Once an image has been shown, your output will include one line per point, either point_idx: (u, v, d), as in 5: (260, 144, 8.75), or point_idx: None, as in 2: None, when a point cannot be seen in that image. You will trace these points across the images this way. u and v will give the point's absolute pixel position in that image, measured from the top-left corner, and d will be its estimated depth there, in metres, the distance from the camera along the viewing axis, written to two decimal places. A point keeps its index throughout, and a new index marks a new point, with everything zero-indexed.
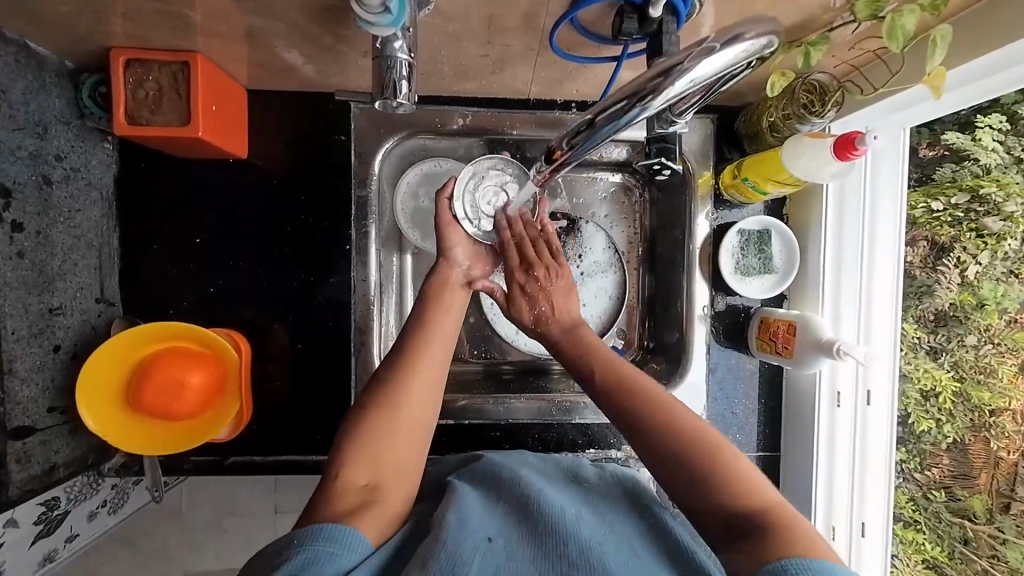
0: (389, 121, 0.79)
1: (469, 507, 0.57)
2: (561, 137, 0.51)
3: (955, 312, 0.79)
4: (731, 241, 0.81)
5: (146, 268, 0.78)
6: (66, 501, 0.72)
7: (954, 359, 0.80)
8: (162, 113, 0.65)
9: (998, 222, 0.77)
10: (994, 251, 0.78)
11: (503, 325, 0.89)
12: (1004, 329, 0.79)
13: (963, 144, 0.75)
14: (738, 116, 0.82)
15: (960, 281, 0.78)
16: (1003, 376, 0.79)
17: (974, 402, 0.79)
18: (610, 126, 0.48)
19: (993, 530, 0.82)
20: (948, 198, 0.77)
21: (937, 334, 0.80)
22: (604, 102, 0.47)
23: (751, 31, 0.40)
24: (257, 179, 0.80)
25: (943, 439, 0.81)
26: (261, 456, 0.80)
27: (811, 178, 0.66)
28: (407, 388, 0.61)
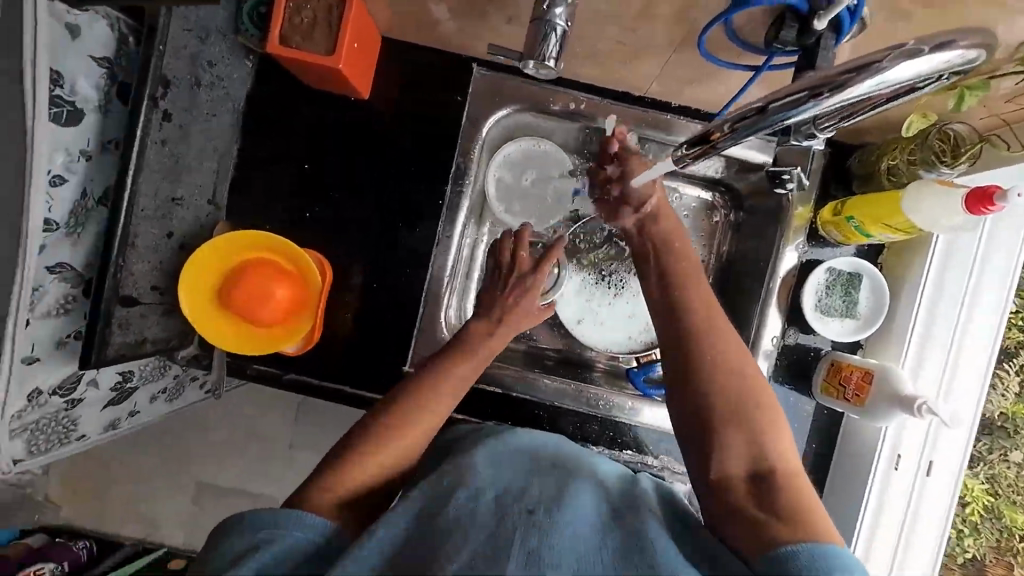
0: (504, 92, 0.82)
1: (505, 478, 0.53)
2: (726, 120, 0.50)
3: (1002, 423, 0.79)
4: (817, 277, 0.79)
5: (256, 183, 0.84)
6: (138, 378, 0.84)
7: (992, 472, 0.80)
8: (312, 41, 0.69)
9: None
10: None
11: (565, 312, 0.91)
12: None
13: None
14: (854, 155, 0.79)
15: (1016, 391, 0.79)
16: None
17: (1004, 522, 0.80)
18: (782, 116, 0.47)
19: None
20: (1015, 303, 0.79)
21: (980, 441, 0.80)
22: (781, 91, 0.46)
23: (966, 40, 0.40)
24: (371, 122, 0.84)
25: (960, 553, 0.81)
26: (318, 378, 0.84)
27: (929, 227, 0.64)
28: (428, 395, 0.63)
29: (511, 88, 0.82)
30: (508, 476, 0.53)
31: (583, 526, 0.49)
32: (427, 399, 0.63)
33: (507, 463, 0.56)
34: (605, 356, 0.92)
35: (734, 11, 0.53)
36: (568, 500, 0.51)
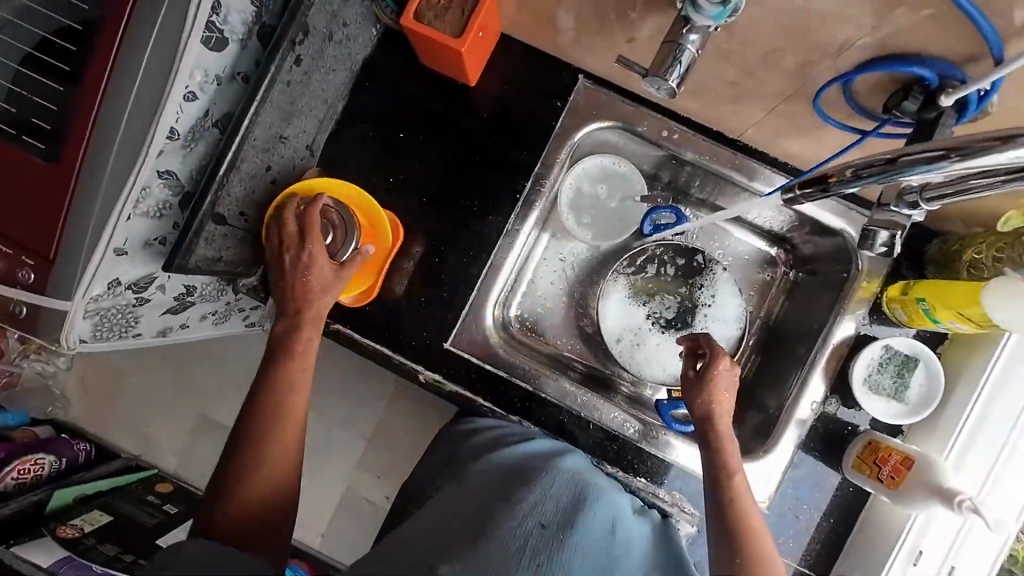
0: (603, 108, 0.86)
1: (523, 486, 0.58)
2: (846, 166, 0.52)
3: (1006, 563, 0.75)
4: (871, 354, 0.78)
5: (352, 140, 0.89)
6: (198, 294, 0.89)
7: None
8: (442, 21, 0.74)
9: None
10: None
11: (609, 330, 0.94)
12: None
13: None
14: (933, 241, 0.79)
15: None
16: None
17: None
18: (906, 171, 0.48)
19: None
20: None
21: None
22: (919, 146, 0.47)
23: None
24: (470, 108, 0.88)
25: None
26: (362, 335, 0.87)
27: (1007, 325, 0.63)
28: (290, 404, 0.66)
29: (608, 104, 0.85)
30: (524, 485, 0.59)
31: (591, 555, 0.54)
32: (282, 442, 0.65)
33: (513, 472, 0.62)
34: (630, 379, 0.95)
35: (862, 72, 0.56)
36: (579, 524, 0.55)
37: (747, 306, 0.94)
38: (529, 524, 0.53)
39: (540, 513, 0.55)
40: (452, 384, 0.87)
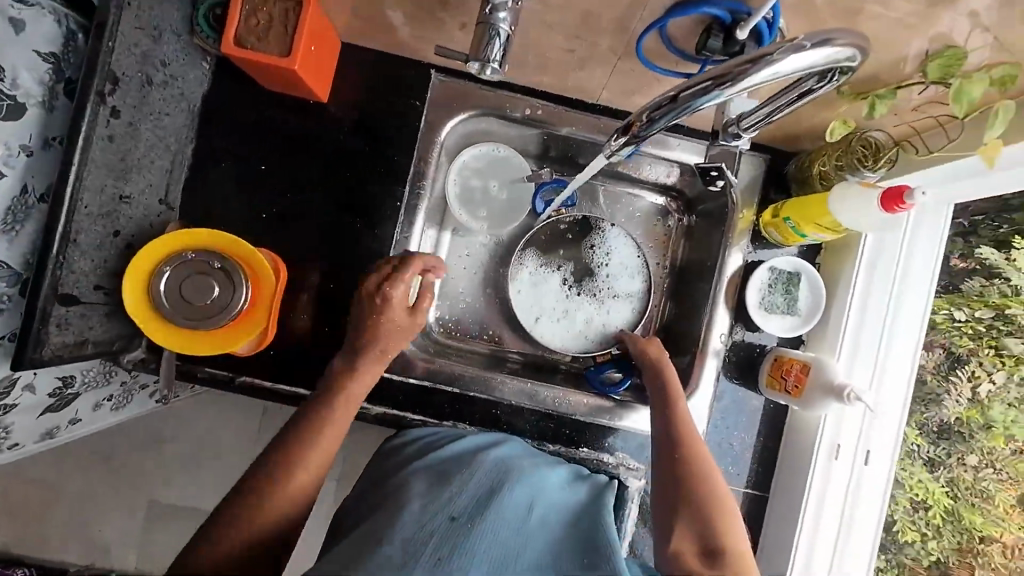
0: (463, 98, 0.85)
1: (439, 485, 0.62)
2: (641, 109, 0.54)
3: (959, 428, 0.80)
4: (759, 278, 0.83)
5: (211, 183, 0.83)
6: (79, 384, 0.80)
7: (951, 475, 0.81)
8: (266, 42, 0.70)
9: (1019, 344, 0.76)
10: (1010, 372, 0.77)
11: (524, 314, 0.93)
12: (1008, 456, 0.79)
13: (997, 262, 0.76)
14: (790, 161, 0.85)
15: (970, 397, 0.79)
16: (1000, 505, 0.79)
17: (963, 524, 0.80)
18: (689, 105, 0.50)
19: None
20: (970, 309, 0.78)
21: (938, 446, 0.81)
22: (690, 80, 0.49)
23: (840, 39, 0.44)
24: (329, 124, 0.85)
25: (926, 555, 0.82)
26: (272, 381, 0.83)
27: (852, 225, 0.69)
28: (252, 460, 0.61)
29: (467, 93, 0.85)
30: (439, 485, 0.63)
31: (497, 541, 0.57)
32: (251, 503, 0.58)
33: (435, 471, 0.66)
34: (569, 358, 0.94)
35: (671, 17, 0.57)
36: (489, 508, 0.60)
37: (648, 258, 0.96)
38: (438, 521, 0.58)
39: (451, 506, 0.59)
40: (379, 407, 0.84)
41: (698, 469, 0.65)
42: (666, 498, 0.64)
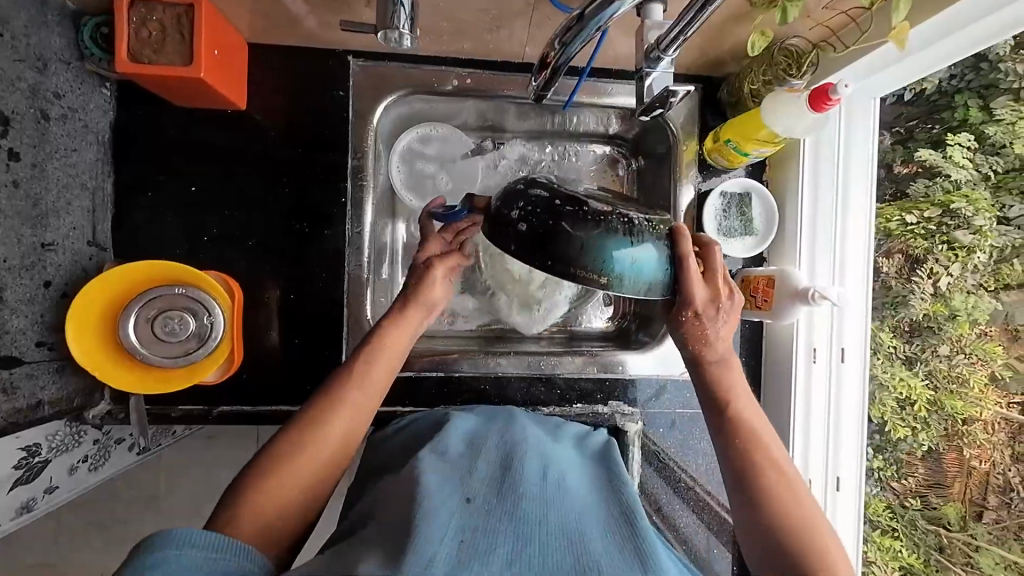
0: (387, 80, 0.82)
1: (451, 471, 0.58)
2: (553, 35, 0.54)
3: (929, 322, 0.83)
4: (714, 207, 0.85)
5: (140, 215, 0.79)
6: (47, 450, 0.70)
7: (928, 368, 0.84)
8: (165, 53, 0.66)
9: (968, 235, 0.81)
10: (965, 264, 0.82)
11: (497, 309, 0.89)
12: (974, 340, 0.82)
13: (935, 161, 0.82)
14: (722, 86, 0.85)
15: (933, 291, 0.83)
16: (974, 387, 0.83)
17: (947, 411, 0.83)
18: (597, 19, 0.50)
19: (967, 539, 0.84)
20: (920, 212, 0.83)
21: (911, 343, 0.84)
22: None
23: None
24: (255, 131, 0.81)
25: (919, 447, 0.85)
26: (251, 406, 0.80)
27: (787, 134, 0.71)
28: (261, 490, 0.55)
29: (391, 74, 0.82)
30: (453, 470, 0.58)
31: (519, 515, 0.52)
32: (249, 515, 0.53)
33: (449, 461, 0.60)
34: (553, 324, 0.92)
35: None
36: (507, 490, 0.56)
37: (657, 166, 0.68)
38: (454, 501, 0.53)
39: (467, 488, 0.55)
40: None
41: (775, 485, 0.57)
42: (753, 530, 0.56)
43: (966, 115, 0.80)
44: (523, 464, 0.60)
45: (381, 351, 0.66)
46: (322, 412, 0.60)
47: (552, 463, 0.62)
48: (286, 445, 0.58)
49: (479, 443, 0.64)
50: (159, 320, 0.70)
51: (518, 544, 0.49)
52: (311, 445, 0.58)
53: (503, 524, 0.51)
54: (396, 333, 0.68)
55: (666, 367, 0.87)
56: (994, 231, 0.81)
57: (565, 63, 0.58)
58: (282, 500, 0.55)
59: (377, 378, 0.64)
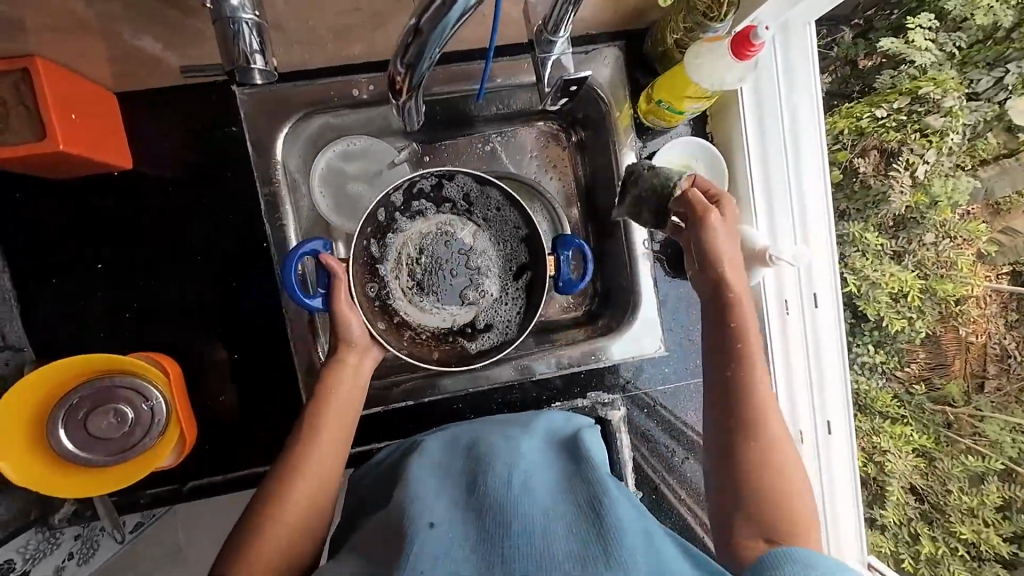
0: (281, 102, 0.74)
1: (416, 498, 0.56)
2: (393, 56, 0.49)
3: (912, 214, 0.80)
4: (659, 171, 0.80)
5: (49, 304, 0.72)
6: (21, 562, 0.66)
7: (917, 259, 0.82)
8: (14, 130, 0.58)
9: (939, 119, 0.78)
10: (939, 148, 0.79)
11: None
12: (959, 222, 0.80)
13: (897, 47, 0.80)
14: (646, 37, 0.78)
15: (912, 182, 0.80)
16: (963, 266, 0.80)
17: (940, 295, 0.80)
18: (437, 31, 0.45)
19: (971, 411, 0.81)
20: (889, 104, 0.79)
21: (897, 238, 0.82)
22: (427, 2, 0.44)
23: None
24: (151, 188, 0.74)
25: (917, 335, 0.82)
26: (221, 475, 0.77)
27: (717, 88, 0.65)
28: (275, 503, 0.57)
29: (283, 95, 0.74)
30: (419, 496, 0.56)
31: (495, 528, 0.51)
32: (262, 534, 0.55)
33: (425, 485, 0.59)
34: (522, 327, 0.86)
35: None
36: (472, 513, 0.54)
37: (486, 201, 0.78)
38: (416, 531, 0.50)
39: (429, 512, 0.52)
40: None
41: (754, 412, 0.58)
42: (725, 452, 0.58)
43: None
44: (493, 477, 0.57)
45: (336, 403, 0.65)
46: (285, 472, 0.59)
47: (525, 464, 0.59)
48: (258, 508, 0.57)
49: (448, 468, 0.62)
50: (94, 416, 0.66)
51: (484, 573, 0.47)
52: (286, 502, 0.57)
53: (468, 556, 0.49)
54: (350, 389, 0.66)
55: (637, 348, 0.83)
56: (964, 109, 0.79)
57: (421, 82, 0.53)
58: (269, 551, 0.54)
59: (333, 434, 0.63)
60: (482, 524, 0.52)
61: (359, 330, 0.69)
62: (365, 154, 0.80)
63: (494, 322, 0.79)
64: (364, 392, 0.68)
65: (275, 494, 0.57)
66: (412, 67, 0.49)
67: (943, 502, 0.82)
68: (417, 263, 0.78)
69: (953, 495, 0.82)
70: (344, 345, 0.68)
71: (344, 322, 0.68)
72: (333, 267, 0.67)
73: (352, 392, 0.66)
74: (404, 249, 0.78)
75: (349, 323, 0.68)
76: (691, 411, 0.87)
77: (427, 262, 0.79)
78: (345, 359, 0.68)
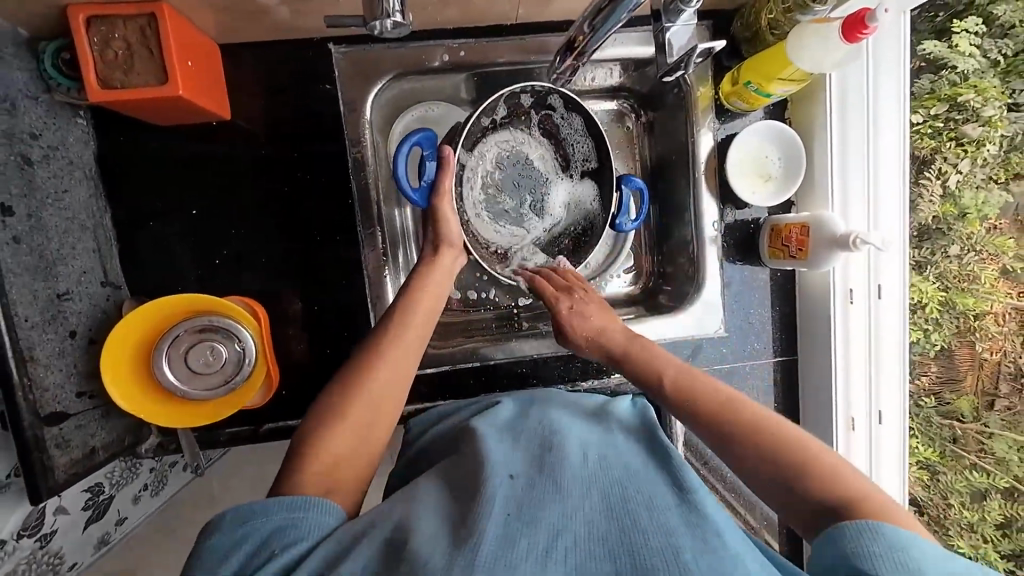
0: (375, 63, 0.76)
1: (490, 453, 0.54)
2: (584, 17, 0.55)
3: (938, 224, 0.85)
4: (734, 153, 0.80)
5: (145, 246, 0.76)
6: (110, 486, 0.73)
7: (938, 271, 0.86)
8: (138, 73, 0.61)
9: (977, 128, 0.83)
10: (975, 158, 0.84)
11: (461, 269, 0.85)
12: (984, 236, 0.85)
13: (940, 53, 0.82)
14: (735, 19, 0.79)
15: (942, 192, 0.84)
16: (985, 281, 0.86)
17: (960, 309, 0.85)
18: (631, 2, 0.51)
19: (979, 427, 0.88)
20: (926, 110, 0.83)
21: (921, 248, 0.86)
22: None
23: None
24: (245, 141, 0.77)
25: (931, 347, 0.87)
26: (294, 420, 0.81)
27: (816, 70, 0.67)
28: (347, 403, 0.56)
29: (376, 58, 0.75)
30: (491, 453, 0.54)
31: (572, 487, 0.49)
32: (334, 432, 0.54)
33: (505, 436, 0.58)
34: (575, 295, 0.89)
35: None
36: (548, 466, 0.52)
37: (558, 125, 0.81)
38: (495, 484, 0.49)
39: (506, 467, 0.52)
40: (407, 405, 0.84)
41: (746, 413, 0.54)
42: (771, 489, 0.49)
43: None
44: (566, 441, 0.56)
45: (418, 314, 0.65)
46: (360, 372, 0.59)
47: (602, 448, 0.56)
48: (335, 402, 0.56)
49: (518, 429, 0.60)
50: (192, 352, 0.69)
51: (565, 519, 0.46)
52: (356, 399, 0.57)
53: (549, 504, 0.47)
54: (428, 299, 0.67)
55: (699, 326, 0.84)
56: (1004, 119, 0.84)
57: (596, 46, 0.60)
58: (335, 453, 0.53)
59: (414, 334, 0.63)
60: (560, 481, 0.50)
61: (446, 226, 0.72)
62: (441, 119, 0.81)
63: (548, 241, 0.85)
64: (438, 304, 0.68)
65: (344, 393, 0.57)
66: (596, 30, 0.56)
67: (942, 516, 0.88)
68: (502, 169, 0.82)
69: (953, 510, 0.88)
70: (439, 244, 0.71)
71: (439, 218, 0.72)
72: (447, 158, 0.71)
73: (434, 302, 0.68)
74: (483, 160, 0.80)
75: (444, 218, 0.71)
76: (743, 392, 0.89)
77: (506, 168, 0.82)
78: (437, 261, 0.71)
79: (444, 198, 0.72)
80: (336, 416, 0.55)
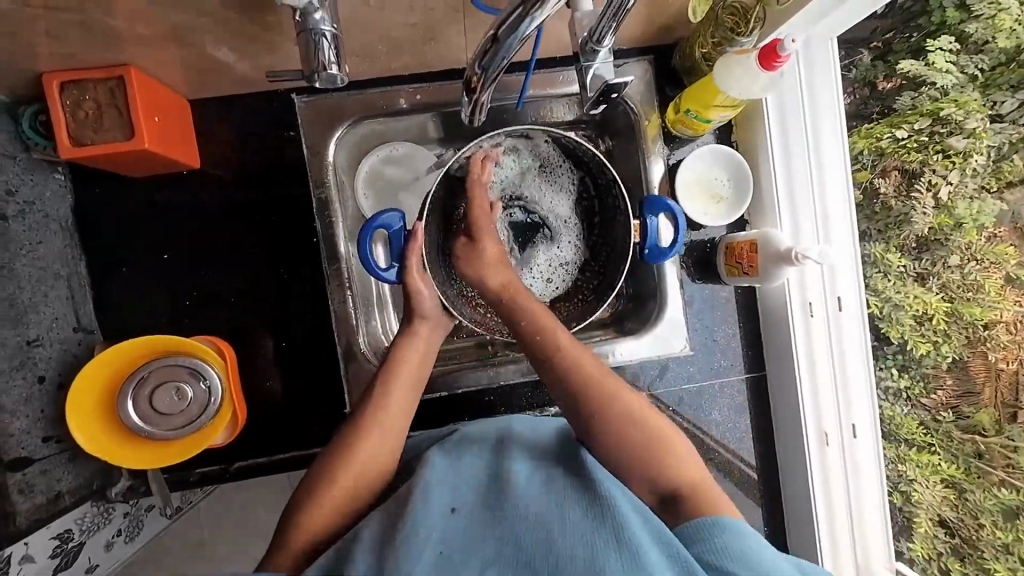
0: (335, 110, 0.80)
1: (438, 485, 0.56)
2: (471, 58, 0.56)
3: (936, 236, 0.78)
4: (685, 177, 0.83)
5: (117, 290, 0.79)
6: (79, 533, 0.71)
7: (942, 281, 0.78)
8: (105, 130, 0.65)
9: (963, 140, 0.75)
10: (964, 169, 0.76)
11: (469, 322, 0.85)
12: (985, 245, 0.76)
13: (917, 70, 0.77)
14: (674, 53, 0.83)
15: (935, 203, 0.77)
16: (991, 291, 0.76)
17: (966, 319, 0.77)
18: (512, 38, 0.52)
19: (1004, 442, 0.75)
20: (910, 125, 0.78)
21: (921, 259, 0.80)
22: (504, 15, 0.51)
23: None
24: (214, 187, 0.81)
25: (943, 360, 0.79)
26: (264, 457, 0.81)
27: (746, 96, 0.70)
28: (331, 473, 0.59)
29: (336, 104, 0.80)
30: (439, 484, 0.56)
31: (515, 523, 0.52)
32: (316, 505, 0.57)
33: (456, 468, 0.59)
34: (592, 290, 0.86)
35: None
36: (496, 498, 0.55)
37: (551, 176, 0.85)
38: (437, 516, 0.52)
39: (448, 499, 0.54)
40: None
41: (619, 406, 0.61)
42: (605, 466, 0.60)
43: (943, 15, 0.75)
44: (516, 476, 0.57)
45: (397, 369, 0.68)
46: (339, 451, 0.61)
47: (554, 478, 0.58)
48: (311, 480, 0.60)
49: (462, 456, 0.62)
50: (157, 393, 0.71)
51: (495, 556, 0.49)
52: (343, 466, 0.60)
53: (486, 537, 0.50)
54: (412, 360, 0.69)
55: (662, 345, 0.85)
56: (989, 131, 0.75)
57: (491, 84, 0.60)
58: (319, 522, 0.57)
59: (400, 397, 0.66)
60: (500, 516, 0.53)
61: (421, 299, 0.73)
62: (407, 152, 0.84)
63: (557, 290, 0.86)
64: (426, 363, 0.71)
65: (327, 465, 0.60)
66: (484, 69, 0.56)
67: (975, 539, 0.78)
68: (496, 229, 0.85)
69: (985, 531, 0.77)
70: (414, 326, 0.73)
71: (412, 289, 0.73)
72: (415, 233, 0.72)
73: (418, 361, 0.70)
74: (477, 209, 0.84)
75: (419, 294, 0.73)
76: (715, 411, 0.89)
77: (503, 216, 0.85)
78: (416, 330, 0.73)
79: (416, 278, 0.73)
80: (323, 485, 0.59)
